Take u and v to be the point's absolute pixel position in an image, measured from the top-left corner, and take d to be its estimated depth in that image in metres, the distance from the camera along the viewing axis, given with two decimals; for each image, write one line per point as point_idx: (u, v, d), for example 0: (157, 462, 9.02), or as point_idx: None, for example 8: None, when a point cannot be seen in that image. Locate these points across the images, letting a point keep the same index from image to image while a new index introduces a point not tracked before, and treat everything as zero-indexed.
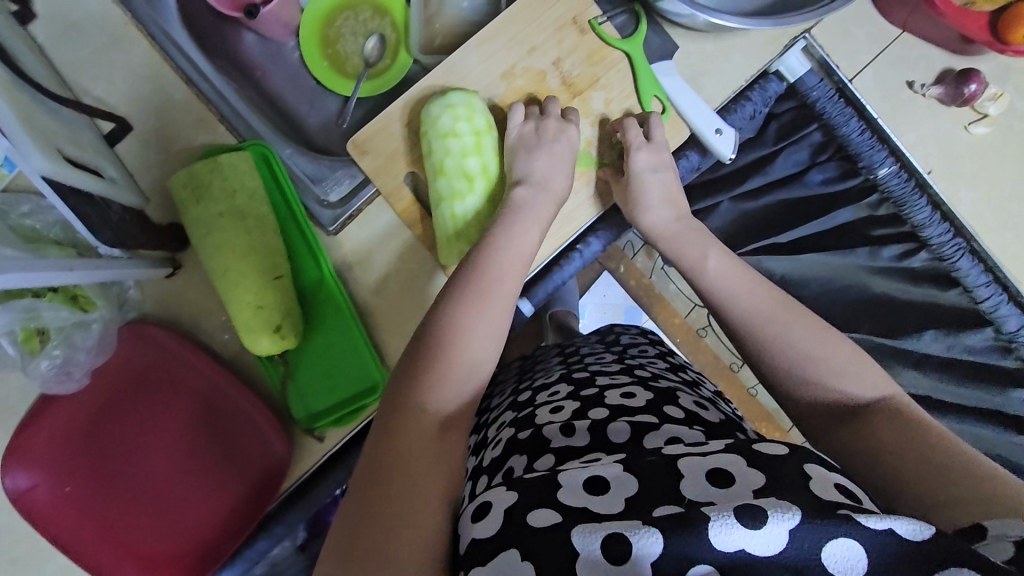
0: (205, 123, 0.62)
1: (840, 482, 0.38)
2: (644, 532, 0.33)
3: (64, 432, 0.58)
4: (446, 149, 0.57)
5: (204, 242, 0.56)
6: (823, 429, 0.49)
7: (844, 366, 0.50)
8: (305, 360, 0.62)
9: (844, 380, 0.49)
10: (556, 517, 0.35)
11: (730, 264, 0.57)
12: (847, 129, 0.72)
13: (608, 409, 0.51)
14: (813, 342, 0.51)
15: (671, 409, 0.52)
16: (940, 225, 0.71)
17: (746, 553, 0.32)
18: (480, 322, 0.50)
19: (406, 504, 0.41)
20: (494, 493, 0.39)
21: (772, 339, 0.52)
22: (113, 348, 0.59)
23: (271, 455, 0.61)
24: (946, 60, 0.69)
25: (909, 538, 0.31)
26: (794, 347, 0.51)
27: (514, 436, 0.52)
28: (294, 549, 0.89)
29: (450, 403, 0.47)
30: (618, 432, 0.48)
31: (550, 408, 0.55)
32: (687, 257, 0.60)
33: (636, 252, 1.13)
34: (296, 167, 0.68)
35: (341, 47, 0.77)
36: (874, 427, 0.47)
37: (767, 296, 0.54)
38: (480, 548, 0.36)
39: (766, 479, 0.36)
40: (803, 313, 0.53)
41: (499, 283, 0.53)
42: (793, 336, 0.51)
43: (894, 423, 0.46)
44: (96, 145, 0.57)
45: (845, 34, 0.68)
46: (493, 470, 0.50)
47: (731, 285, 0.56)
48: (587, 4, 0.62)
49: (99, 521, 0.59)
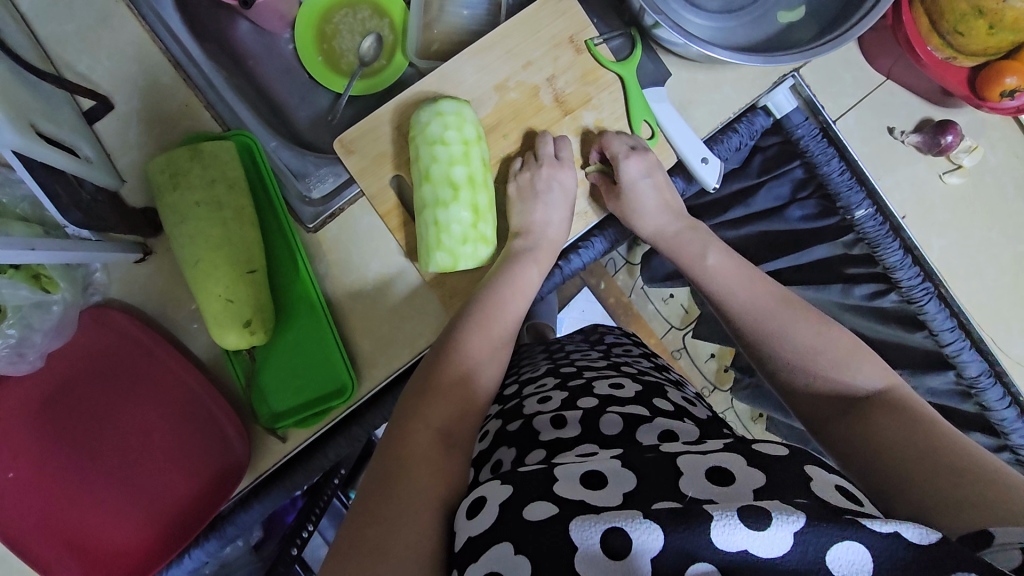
0: (189, 109, 0.61)
1: (842, 484, 0.38)
2: (644, 528, 0.32)
3: (15, 416, 0.57)
4: (433, 156, 0.57)
5: (178, 231, 0.55)
6: (827, 420, 0.50)
7: (844, 359, 0.52)
8: (274, 355, 0.60)
9: (842, 372, 0.51)
10: (554, 508, 0.35)
11: (730, 262, 0.61)
12: (828, 168, 0.72)
13: (598, 399, 0.52)
14: (811, 338, 0.54)
15: (661, 402, 0.53)
16: (911, 268, 0.71)
17: (749, 554, 0.31)
18: (464, 354, 0.53)
19: (400, 510, 0.41)
20: (490, 488, 0.39)
21: (771, 334, 0.55)
22: (73, 331, 0.57)
23: (228, 453, 0.59)
24: (926, 109, 0.72)
25: (916, 542, 0.30)
26: (793, 338, 0.54)
27: (503, 427, 0.53)
28: (247, 549, 0.87)
29: (435, 413, 0.49)
30: (611, 424, 0.48)
31: (538, 398, 0.55)
32: (686, 253, 0.64)
33: (618, 269, 1.14)
34: (280, 160, 0.67)
35: (336, 44, 0.76)
36: (876, 419, 0.47)
37: (766, 291, 0.58)
38: (474, 547, 0.36)
39: (766, 478, 0.36)
40: (803, 313, 0.56)
41: (487, 315, 0.56)
42: (793, 331, 0.55)
43: (894, 417, 0.46)
44: (74, 121, 0.56)
45: (833, 77, 0.70)
46: (479, 463, 0.51)
47: (729, 281, 0.60)
48: (584, 25, 0.63)
49: (40, 510, 0.57)
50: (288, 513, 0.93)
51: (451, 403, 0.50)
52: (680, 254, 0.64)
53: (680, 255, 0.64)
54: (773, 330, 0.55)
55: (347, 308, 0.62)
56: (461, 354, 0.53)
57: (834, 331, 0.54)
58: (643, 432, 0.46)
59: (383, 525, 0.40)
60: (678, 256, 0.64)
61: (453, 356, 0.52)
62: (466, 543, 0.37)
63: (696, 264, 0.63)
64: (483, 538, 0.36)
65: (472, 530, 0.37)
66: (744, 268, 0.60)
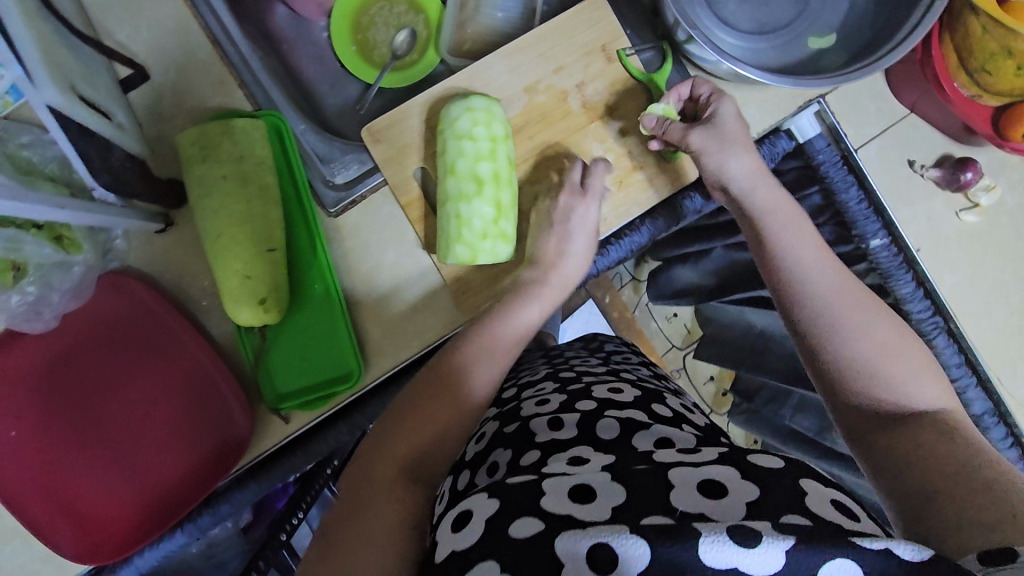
0: (223, 86, 0.62)
1: (838, 498, 0.38)
2: (631, 543, 0.32)
3: (23, 373, 0.57)
4: (460, 151, 0.58)
5: (202, 204, 0.55)
6: (868, 431, 0.49)
7: (911, 371, 0.50)
8: (284, 336, 0.61)
9: (908, 382, 0.49)
10: (540, 524, 0.35)
11: (811, 245, 0.56)
12: (846, 196, 0.71)
13: (595, 402, 0.52)
14: (888, 340, 0.51)
15: (659, 408, 0.54)
16: (921, 301, 0.71)
17: (739, 572, 0.31)
18: (463, 361, 0.53)
19: (375, 521, 0.42)
20: (476, 502, 0.39)
21: (851, 325, 0.52)
22: (89, 294, 0.58)
23: (232, 425, 0.59)
24: (947, 145, 0.72)
25: (908, 560, 0.31)
26: (873, 334, 0.51)
27: (501, 430, 0.53)
28: (235, 531, 0.86)
29: (425, 422, 0.49)
30: (608, 427, 0.48)
31: (536, 400, 0.56)
32: (776, 220, 0.58)
33: (623, 284, 1.16)
34: (306, 144, 0.66)
35: (371, 35, 0.77)
36: (924, 435, 0.46)
37: (851, 284, 0.54)
38: (462, 560, 0.35)
39: (761, 491, 0.36)
40: (884, 313, 0.53)
41: (489, 325, 0.56)
42: (874, 328, 0.51)
43: (944, 437, 0.45)
44: (110, 88, 0.57)
45: (857, 106, 0.72)
46: (475, 466, 0.51)
47: (813, 264, 0.55)
48: (616, 36, 0.64)
49: (38, 469, 0.57)
50: (278, 499, 0.92)
51: (439, 410, 0.50)
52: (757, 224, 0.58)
53: (766, 220, 0.58)
54: (853, 321, 0.52)
55: (361, 295, 0.62)
56: (457, 362, 0.53)
57: (909, 341, 0.51)
58: (639, 437, 0.46)
59: (357, 536, 0.41)
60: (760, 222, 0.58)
61: (447, 364, 0.53)
62: (450, 557, 0.36)
63: (779, 237, 0.57)
64: (467, 555, 0.35)
65: (456, 544, 0.37)
66: (826, 255, 0.56)
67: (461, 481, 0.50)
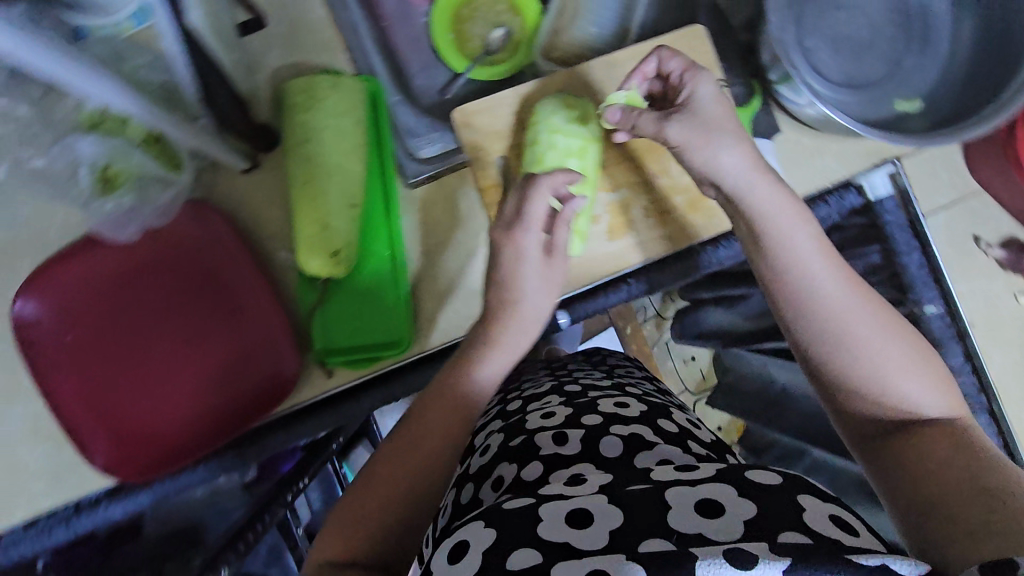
0: (330, 46, 0.65)
1: (836, 512, 0.38)
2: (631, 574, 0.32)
3: (91, 282, 0.58)
4: (552, 143, 0.59)
5: (297, 150, 0.58)
6: (869, 438, 0.46)
7: (923, 381, 0.45)
8: (341, 294, 0.60)
9: (921, 394, 0.45)
10: (538, 557, 0.34)
11: (824, 251, 0.50)
12: (908, 258, 0.72)
13: (601, 416, 0.52)
14: (901, 357, 0.46)
15: (665, 423, 0.54)
16: (969, 374, 0.71)
17: None
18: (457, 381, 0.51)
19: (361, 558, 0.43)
20: (472, 530, 0.38)
21: (861, 343, 0.46)
22: (171, 217, 0.59)
23: (279, 370, 0.60)
24: (1013, 227, 0.74)
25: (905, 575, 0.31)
26: (885, 352, 0.45)
27: (505, 442, 0.52)
28: (240, 485, 0.86)
29: (409, 447, 0.48)
30: (611, 446, 0.48)
31: (540, 413, 0.56)
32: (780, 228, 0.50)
33: (647, 318, 1.15)
34: (398, 116, 0.68)
35: (468, 27, 0.78)
36: (930, 442, 0.42)
37: (864, 296, 0.48)
38: None
39: (755, 508, 0.37)
40: (898, 327, 0.47)
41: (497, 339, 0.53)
42: (887, 346, 0.46)
43: (951, 446, 0.42)
44: (230, 28, 0.60)
45: (931, 173, 0.73)
46: (480, 478, 0.51)
47: (822, 271, 0.48)
48: (710, 67, 0.67)
49: (86, 378, 0.58)
50: (285, 462, 0.88)
51: (425, 433, 0.49)
52: (764, 222, 0.51)
53: (769, 222, 0.50)
54: (862, 340, 0.46)
55: (422, 266, 0.64)
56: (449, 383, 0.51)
57: (922, 352, 0.47)
58: (641, 456, 0.47)
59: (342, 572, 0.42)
60: (767, 226, 0.51)
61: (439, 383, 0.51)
62: None
63: (787, 246, 0.50)
64: None
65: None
66: (839, 262, 0.49)
67: (466, 496, 0.50)
